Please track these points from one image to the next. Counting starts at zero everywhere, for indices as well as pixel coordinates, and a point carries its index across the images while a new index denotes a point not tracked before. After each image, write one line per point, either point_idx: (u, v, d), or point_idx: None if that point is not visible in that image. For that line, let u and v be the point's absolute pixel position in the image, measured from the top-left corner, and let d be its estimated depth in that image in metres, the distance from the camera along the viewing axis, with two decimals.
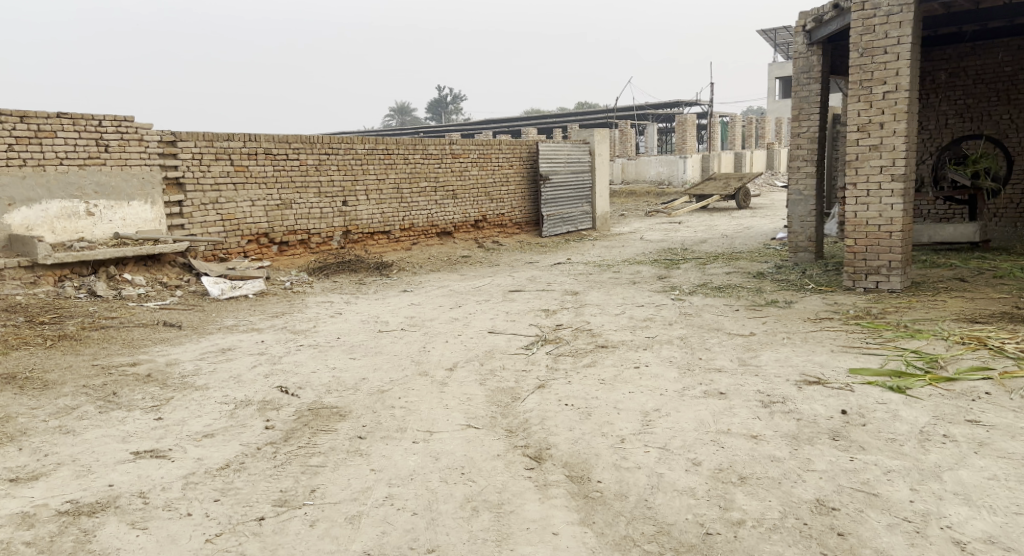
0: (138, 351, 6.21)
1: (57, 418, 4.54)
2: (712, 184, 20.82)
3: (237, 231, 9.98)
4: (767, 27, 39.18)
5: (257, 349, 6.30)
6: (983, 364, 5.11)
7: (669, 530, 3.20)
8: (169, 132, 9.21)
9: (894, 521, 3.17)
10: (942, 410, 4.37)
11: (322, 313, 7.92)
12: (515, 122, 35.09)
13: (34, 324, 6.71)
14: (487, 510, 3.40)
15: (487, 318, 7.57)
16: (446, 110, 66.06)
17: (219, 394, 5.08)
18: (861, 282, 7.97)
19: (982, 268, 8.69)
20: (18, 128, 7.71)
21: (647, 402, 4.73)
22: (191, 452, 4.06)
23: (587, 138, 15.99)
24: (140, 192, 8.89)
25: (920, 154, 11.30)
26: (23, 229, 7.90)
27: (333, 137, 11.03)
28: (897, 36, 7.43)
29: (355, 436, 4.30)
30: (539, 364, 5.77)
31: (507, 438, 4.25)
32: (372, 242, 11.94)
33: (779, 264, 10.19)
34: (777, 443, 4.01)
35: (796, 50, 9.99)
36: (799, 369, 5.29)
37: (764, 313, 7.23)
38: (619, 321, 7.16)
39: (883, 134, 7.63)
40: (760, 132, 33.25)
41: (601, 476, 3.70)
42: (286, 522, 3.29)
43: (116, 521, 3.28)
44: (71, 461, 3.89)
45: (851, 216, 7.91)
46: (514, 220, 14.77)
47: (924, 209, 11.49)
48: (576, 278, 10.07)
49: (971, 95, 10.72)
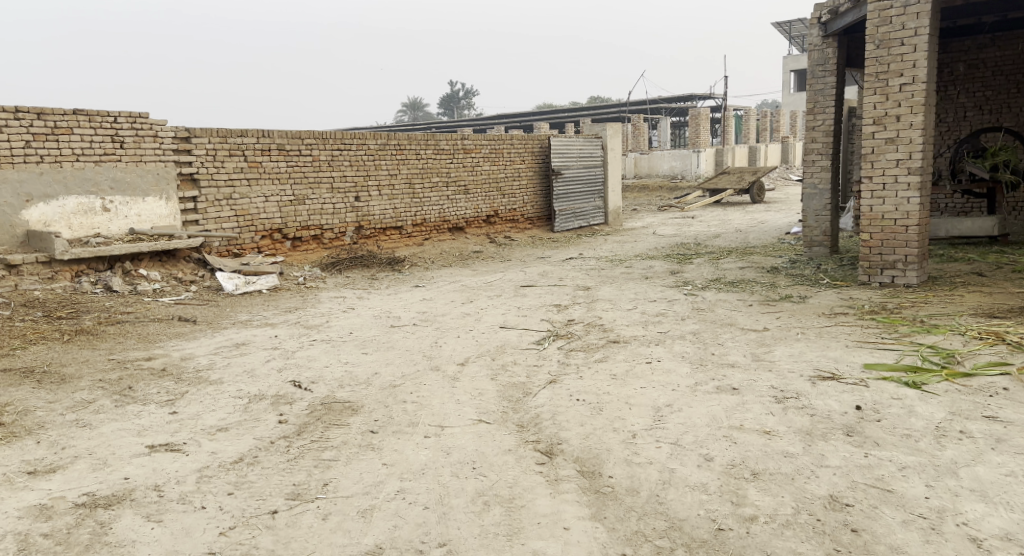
0: (153, 346, 6.27)
1: (74, 412, 4.60)
2: (725, 178, 20.69)
3: (251, 227, 10.04)
4: (781, 20, 38.83)
5: (270, 344, 6.33)
6: (1001, 359, 5.05)
7: (681, 525, 3.19)
8: (183, 128, 9.27)
9: (909, 517, 3.14)
10: (959, 405, 4.32)
11: (335, 309, 7.96)
12: (527, 117, 35.00)
13: (51, 319, 6.78)
14: (498, 504, 3.40)
15: (499, 313, 7.58)
16: (458, 105, 66.06)
17: (233, 388, 5.12)
18: (876, 276, 7.89)
19: (1000, 263, 8.57)
20: (35, 125, 7.79)
21: (659, 397, 4.72)
22: (205, 446, 4.09)
23: (600, 133, 15.94)
24: (155, 188, 8.97)
25: (937, 147, 11.16)
26: (41, 224, 7.99)
27: (346, 133, 11.06)
28: (915, 27, 7.34)
29: (368, 430, 4.32)
30: (551, 358, 5.78)
31: (518, 433, 4.25)
32: (384, 237, 11.97)
33: (793, 258, 10.10)
34: (791, 438, 3.99)
35: (811, 42, 9.88)
36: (813, 364, 5.25)
37: (777, 308, 7.18)
38: (632, 316, 7.14)
39: (900, 126, 7.53)
40: (775, 125, 32.95)
41: (612, 472, 3.69)
42: (299, 516, 3.31)
43: (132, 514, 3.31)
44: (88, 455, 3.94)
45: (866, 210, 7.84)
46: (526, 215, 14.75)
47: (942, 203, 11.34)
48: (588, 273, 10.04)
49: (990, 87, 10.57)
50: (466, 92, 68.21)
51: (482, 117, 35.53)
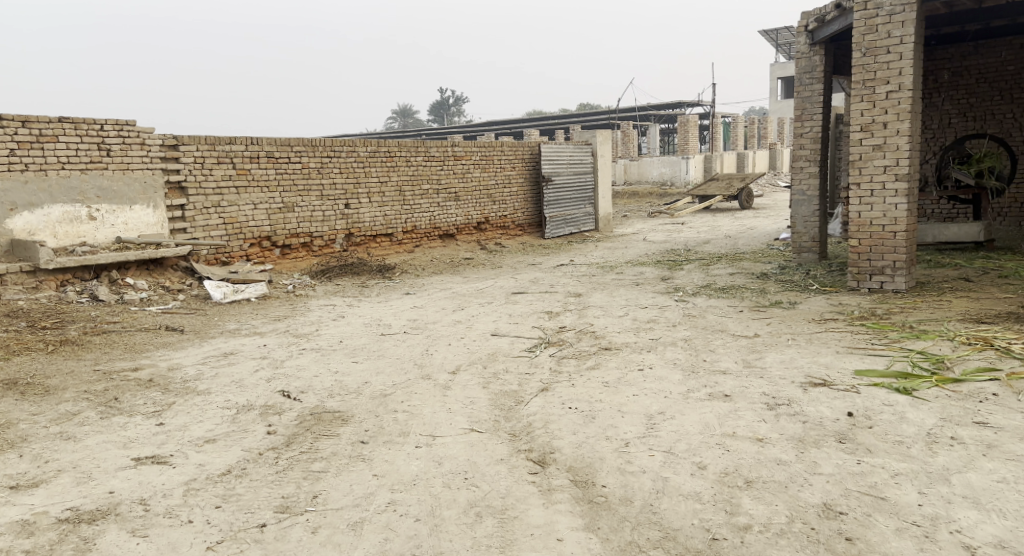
0: (140, 356, 6.19)
1: (58, 424, 4.52)
2: (714, 185, 20.76)
3: (239, 235, 9.97)
4: (768, 28, 39.16)
5: (259, 353, 6.27)
6: (990, 364, 5.06)
7: (676, 535, 3.16)
8: (170, 136, 9.20)
9: (903, 525, 3.13)
10: (949, 411, 4.33)
11: (325, 317, 7.90)
12: (518, 123, 35.06)
13: (35, 330, 6.69)
14: (491, 515, 3.37)
15: (491, 320, 7.54)
16: (448, 112, 65.97)
17: (221, 399, 5.06)
18: (865, 282, 7.92)
19: (987, 268, 8.64)
20: (20, 133, 7.71)
21: (651, 405, 4.70)
22: (192, 458, 4.04)
23: (589, 139, 15.99)
24: (142, 196, 8.88)
25: (923, 154, 11.25)
26: (25, 233, 7.89)
27: (335, 140, 11.02)
28: (900, 35, 7.39)
29: (358, 441, 4.27)
30: (543, 366, 5.74)
31: (510, 442, 4.22)
32: (374, 245, 11.92)
33: (783, 264, 10.14)
34: (783, 446, 3.98)
35: (798, 51, 9.94)
36: (804, 371, 5.25)
37: (767, 314, 7.18)
38: (623, 322, 7.12)
39: (887, 133, 7.59)
40: (763, 132, 33.19)
41: (605, 481, 3.67)
42: (288, 529, 3.26)
43: (116, 529, 3.25)
44: (72, 468, 3.87)
45: (855, 216, 7.88)
46: (517, 221, 14.74)
47: (928, 209, 11.45)
48: (579, 280, 10.03)
49: (974, 95, 10.68)
50: (457, 100, 68.09)
51: (474, 124, 35.56)
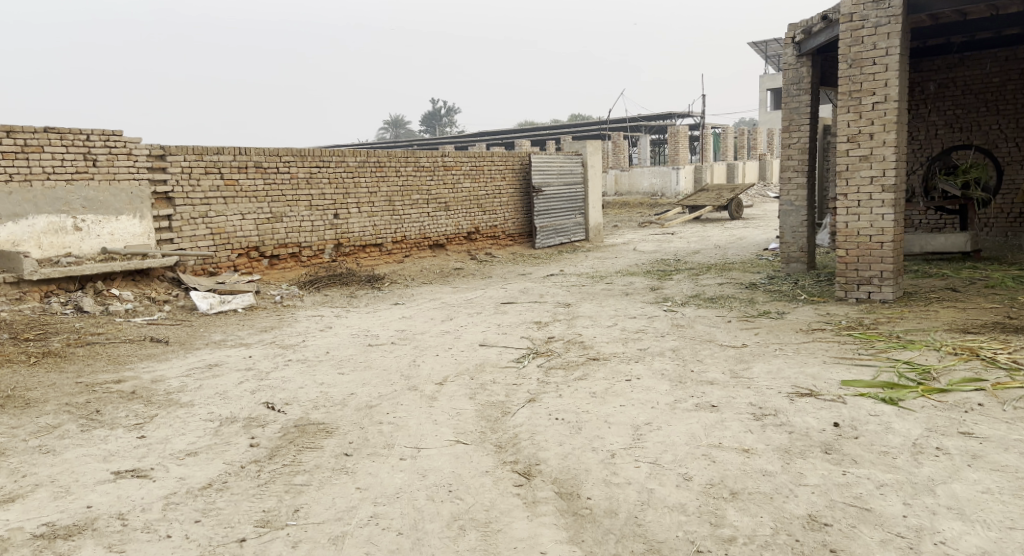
0: (123, 368, 6.13)
1: (38, 437, 4.46)
2: (704, 195, 20.83)
3: (227, 245, 9.93)
4: (757, 40, 39.52)
5: (244, 365, 6.22)
6: (976, 375, 5.06)
7: (660, 548, 3.14)
8: (157, 146, 9.18)
9: (888, 537, 3.12)
10: (935, 422, 4.33)
11: (313, 327, 7.85)
12: (509, 133, 35.14)
13: (18, 341, 6.60)
14: (474, 528, 3.34)
15: (480, 330, 7.51)
16: (439, 123, 66.14)
17: (204, 411, 5.00)
18: (853, 291, 7.94)
19: (974, 278, 8.68)
20: (3, 143, 7.69)
21: (638, 416, 4.68)
22: (173, 471, 3.98)
23: (579, 150, 16.08)
24: (128, 207, 8.83)
25: (910, 164, 11.33)
26: (9, 244, 7.82)
27: (324, 150, 10.99)
28: (885, 47, 7.46)
29: (342, 453, 4.23)
30: (530, 377, 5.71)
31: (496, 454, 4.19)
32: (364, 255, 11.88)
33: (771, 274, 10.17)
34: (769, 456, 3.97)
35: (785, 62, 10.01)
36: (791, 381, 5.24)
37: (756, 324, 7.18)
38: (612, 333, 7.12)
39: (873, 144, 7.64)
40: (753, 144, 33.39)
41: (591, 493, 3.64)
42: (268, 544, 3.21)
43: (93, 545, 3.20)
44: (49, 482, 3.81)
45: (842, 226, 7.90)
46: (508, 231, 14.74)
47: (916, 220, 11.53)
48: (569, 289, 10.01)
49: (960, 106, 10.77)
50: (448, 110, 68.19)
51: (464, 134, 35.62)
